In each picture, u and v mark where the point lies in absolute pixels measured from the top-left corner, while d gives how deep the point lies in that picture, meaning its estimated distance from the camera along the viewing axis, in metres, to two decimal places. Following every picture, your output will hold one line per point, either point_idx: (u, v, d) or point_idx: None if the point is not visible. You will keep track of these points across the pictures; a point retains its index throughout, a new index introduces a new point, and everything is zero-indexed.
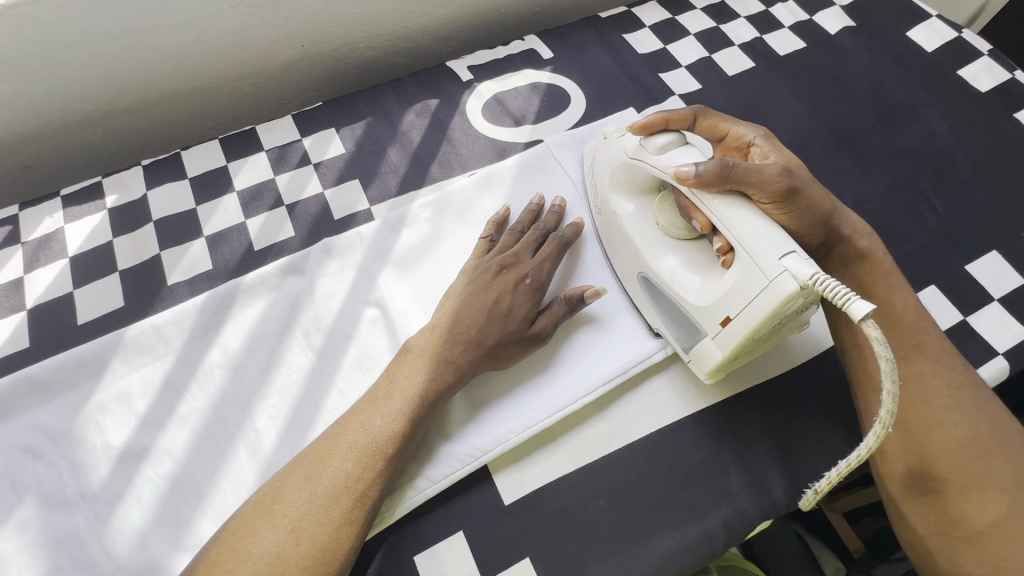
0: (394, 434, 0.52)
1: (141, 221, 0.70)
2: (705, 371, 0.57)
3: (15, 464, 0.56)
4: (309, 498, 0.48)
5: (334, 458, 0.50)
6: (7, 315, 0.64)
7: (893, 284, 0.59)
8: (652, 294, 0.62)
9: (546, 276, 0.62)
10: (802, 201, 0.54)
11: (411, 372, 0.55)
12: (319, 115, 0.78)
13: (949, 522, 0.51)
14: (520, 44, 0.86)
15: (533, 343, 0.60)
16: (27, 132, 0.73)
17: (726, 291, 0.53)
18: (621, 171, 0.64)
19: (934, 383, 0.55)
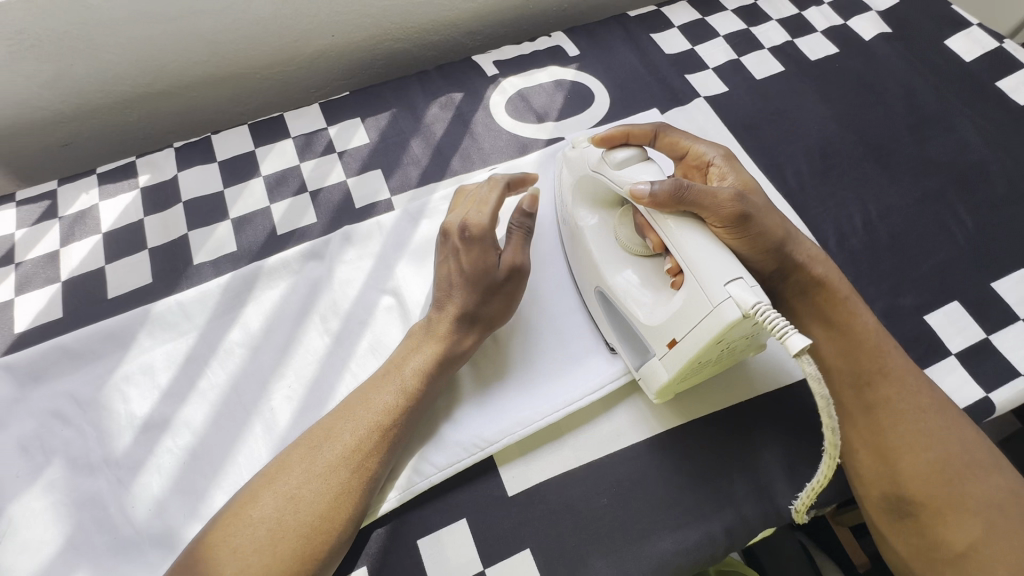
0: (394, 411, 0.53)
1: (171, 201, 0.72)
2: (654, 390, 0.57)
3: (45, 428, 0.59)
4: (309, 468, 0.50)
5: (335, 432, 0.52)
6: (43, 286, 0.67)
7: (853, 310, 0.58)
8: (607, 311, 0.62)
9: (488, 215, 0.60)
10: (755, 225, 0.54)
11: (410, 357, 0.57)
12: (346, 105, 0.79)
13: (929, 546, 0.52)
14: (546, 40, 0.86)
15: (512, 277, 0.60)
16: (69, 111, 0.76)
17: (673, 314, 0.53)
18: (582, 182, 0.64)
19: (902, 408, 0.54)
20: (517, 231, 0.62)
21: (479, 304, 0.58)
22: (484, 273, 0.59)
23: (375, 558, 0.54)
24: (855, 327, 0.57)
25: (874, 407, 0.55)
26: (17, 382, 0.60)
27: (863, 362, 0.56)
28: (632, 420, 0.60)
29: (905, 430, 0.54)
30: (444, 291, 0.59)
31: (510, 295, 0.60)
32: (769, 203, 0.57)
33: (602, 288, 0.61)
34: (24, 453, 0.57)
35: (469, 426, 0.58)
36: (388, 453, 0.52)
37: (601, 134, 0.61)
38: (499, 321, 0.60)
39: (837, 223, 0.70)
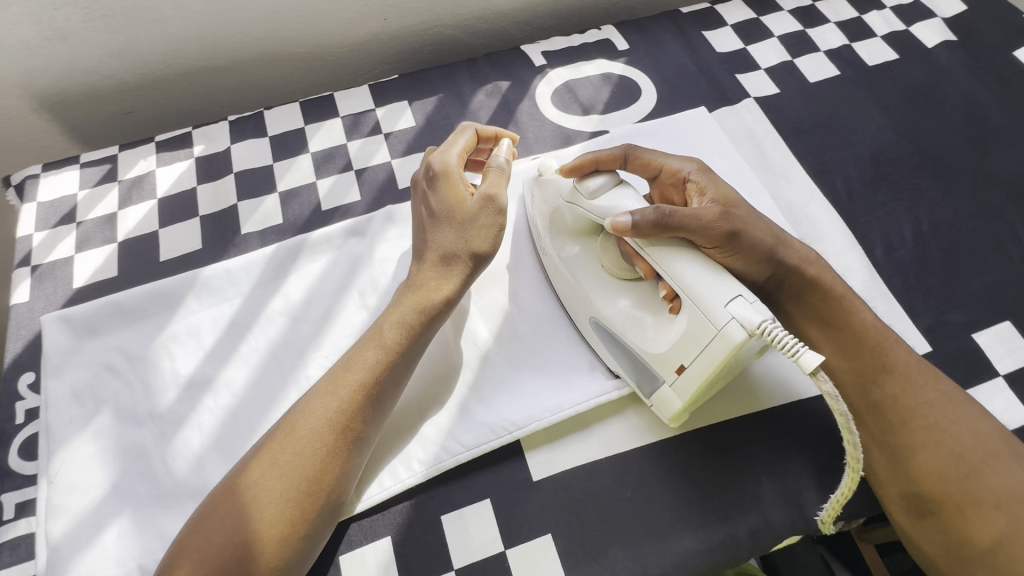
0: (376, 370, 0.53)
1: (223, 172, 0.75)
2: (671, 415, 0.56)
3: (97, 378, 0.62)
4: (294, 434, 0.50)
5: (319, 399, 0.52)
6: (101, 245, 0.70)
7: (848, 313, 0.58)
8: (604, 339, 0.60)
9: (456, 152, 0.60)
10: (743, 234, 0.54)
11: (390, 316, 0.56)
12: (395, 88, 0.81)
13: (956, 542, 0.51)
14: (596, 33, 0.85)
15: (485, 208, 0.58)
16: (132, 81, 0.79)
17: (677, 340, 0.53)
18: (557, 208, 0.62)
19: (907, 406, 0.54)
20: (494, 168, 0.59)
21: (455, 240, 0.58)
22: (454, 209, 0.58)
23: (399, 529, 0.55)
24: (849, 337, 0.57)
25: (878, 407, 0.55)
26: (73, 334, 0.64)
27: (868, 366, 0.56)
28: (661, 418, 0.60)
29: (915, 426, 0.54)
30: (431, 233, 0.59)
31: (488, 224, 0.58)
32: (750, 209, 0.57)
33: (598, 318, 0.60)
34: (77, 400, 0.60)
35: (497, 410, 0.58)
36: (371, 411, 0.53)
37: (569, 164, 0.60)
38: (481, 250, 0.58)
39: (885, 234, 0.68)
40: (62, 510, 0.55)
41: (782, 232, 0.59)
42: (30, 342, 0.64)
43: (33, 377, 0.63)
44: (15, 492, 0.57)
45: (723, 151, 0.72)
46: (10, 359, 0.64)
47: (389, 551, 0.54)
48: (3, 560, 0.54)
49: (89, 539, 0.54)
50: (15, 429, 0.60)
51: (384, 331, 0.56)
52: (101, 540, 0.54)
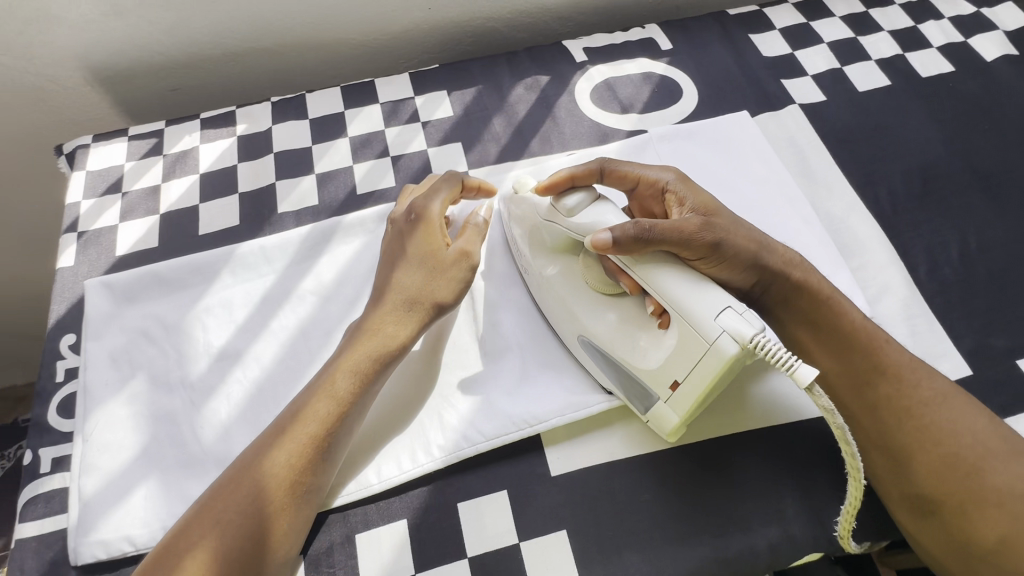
0: (328, 422, 0.52)
1: (263, 151, 0.76)
2: (671, 431, 0.56)
3: (134, 344, 0.64)
4: (241, 498, 0.48)
5: (265, 457, 0.50)
6: (144, 216, 0.72)
7: (835, 322, 0.56)
8: (594, 357, 0.59)
9: (440, 199, 0.61)
10: (725, 243, 0.54)
11: (344, 363, 0.55)
12: (435, 77, 0.81)
13: (963, 543, 0.50)
14: (640, 31, 0.85)
15: (458, 261, 0.59)
16: (182, 59, 0.81)
17: (669, 356, 0.53)
18: (534, 227, 0.62)
19: (904, 410, 0.53)
20: (472, 227, 0.62)
21: (422, 285, 0.58)
22: (428, 256, 0.59)
23: (416, 512, 0.55)
24: (837, 347, 0.56)
25: (874, 406, 0.54)
26: (113, 300, 0.66)
27: (863, 374, 0.55)
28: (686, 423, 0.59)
29: (911, 428, 0.53)
30: (399, 275, 0.59)
31: (456, 279, 0.59)
32: (727, 214, 0.57)
33: (587, 337, 0.59)
34: (113, 364, 0.62)
35: (518, 403, 0.58)
36: (324, 461, 0.52)
37: (544, 183, 0.60)
38: (444, 300, 0.59)
39: (930, 251, 0.66)
40: (96, 468, 0.57)
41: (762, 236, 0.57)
42: (72, 306, 0.67)
43: (74, 339, 0.65)
44: (52, 448, 0.60)
45: (764, 156, 0.71)
46: (53, 320, 0.66)
47: (404, 533, 0.55)
48: (37, 511, 0.56)
49: (118, 499, 0.56)
50: (55, 388, 0.63)
51: (336, 379, 0.54)
52: (129, 500, 0.56)
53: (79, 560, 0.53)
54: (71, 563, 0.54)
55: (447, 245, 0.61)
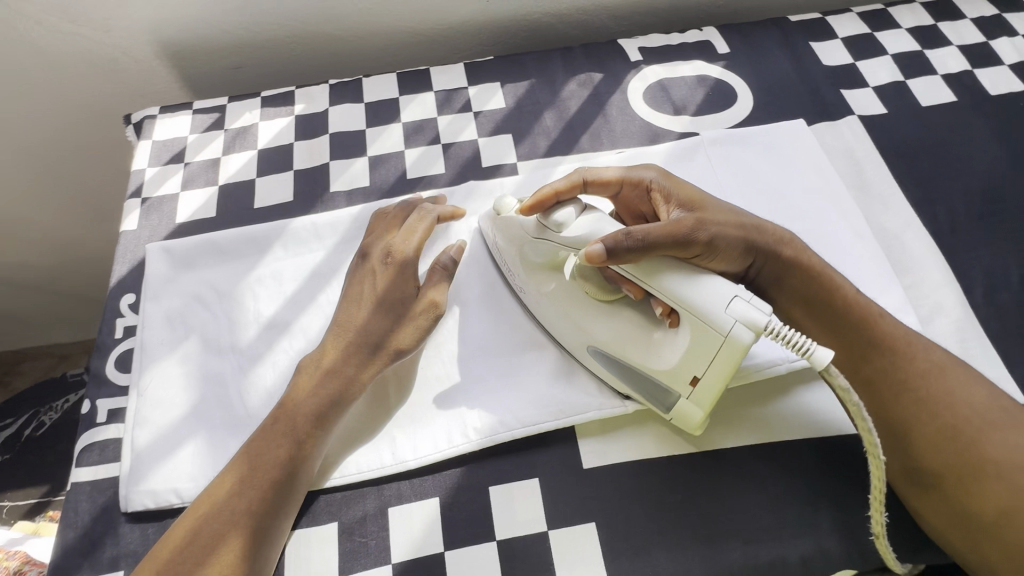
0: (284, 460, 0.53)
1: (318, 131, 0.78)
2: (694, 428, 0.56)
3: (188, 307, 0.67)
4: (200, 543, 0.50)
5: (222, 500, 0.52)
6: (203, 186, 0.75)
7: (829, 300, 0.57)
8: (606, 364, 0.59)
9: (414, 243, 0.62)
10: (722, 233, 0.55)
11: (301, 401, 0.56)
12: (490, 69, 0.82)
13: (962, 516, 0.50)
14: (697, 34, 0.84)
15: (426, 309, 0.60)
16: (248, 38, 0.84)
17: (684, 352, 0.53)
18: (521, 245, 0.61)
19: (901, 384, 0.54)
20: (441, 270, 0.63)
21: (388, 328, 0.59)
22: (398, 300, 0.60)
23: (447, 491, 0.57)
24: (833, 328, 0.57)
25: (871, 380, 0.55)
26: (171, 264, 0.69)
27: (858, 354, 0.56)
28: (721, 426, 0.59)
29: (907, 400, 0.54)
30: (363, 316, 0.60)
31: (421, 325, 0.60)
32: (714, 200, 0.59)
33: (596, 346, 0.59)
34: (168, 324, 0.65)
35: (555, 393, 0.59)
36: (283, 500, 0.53)
37: (528, 202, 0.60)
38: (407, 346, 0.59)
39: (989, 273, 0.64)
40: (148, 422, 0.60)
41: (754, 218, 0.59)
42: (133, 267, 0.70)
43: (133, 299, 0.69)
44: (108, 399, 0.63)
45: (817, 166, 0.70)
46: (116, 279, 0.70)
47: (435, 510, 0.56)
48: (93, 458, 0.60)
49: (167, 453, 0.58)
50: (114, 343, 0.66)
51: (292, 418, 0.55)
52: (178, 455, 0.58)
53: (129, 507, 0.56)
54: (122, 509, 0.57)
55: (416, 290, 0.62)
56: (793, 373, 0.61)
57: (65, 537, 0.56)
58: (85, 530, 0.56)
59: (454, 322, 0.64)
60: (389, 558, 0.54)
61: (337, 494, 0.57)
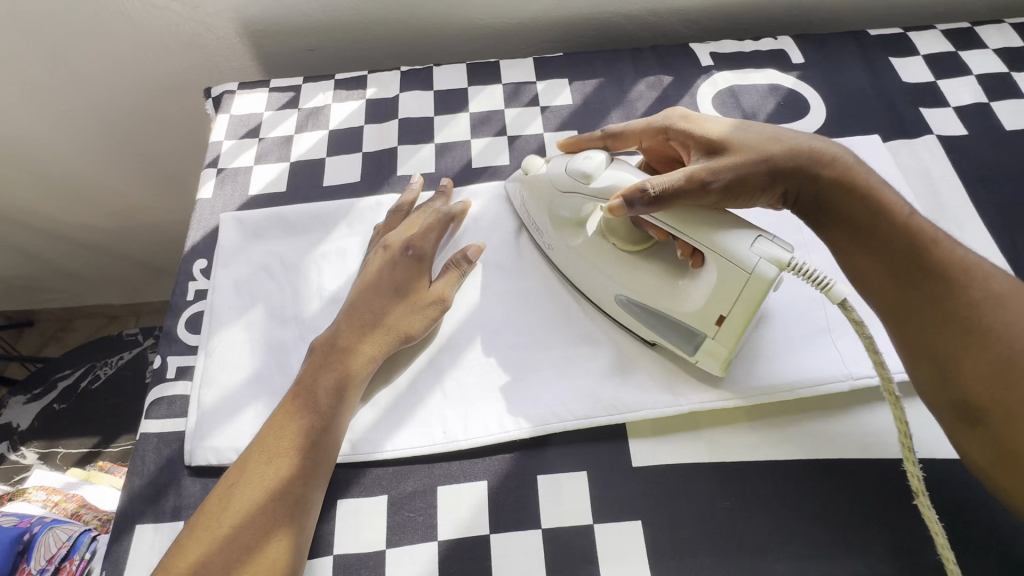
0: (307, 431, 0.55)
1: (388, 116, 0.80)
2: (716, 368, 0.58)
3: (256, 276, 0.69)
4: (235, 515, 0.51)
5: (251, 473, 0.53)
6: (275, 161, 0.78)
7: (861, 218, 0.54)
8: (637, 316, 0.61)
9: (429, 241, 0.67)
10: (739, 160, 0.55)
11: (321, 377, 0.58)
12: (559, 66, 0.83)
13: (1008, 453, 0.46)
14: (771, 42, 0.83)
15: (435, 301, 0.64)
16: (325, 23, 0.86)
17: (712, 292, 0.55)
18: (548, 201, 0.64)
19: (945, 305, 0.50)
20: (451, 267, 0.66)
21: (399, 315, 0.62)
22: (410, 290, 0.64)
23: (496, 476, 0.58)
24: (870, 250, 0.54)
25: (911, 301, 0.52)
26: (242, 234, 0.72)
27: (898, 277, 0.52)
28: (774, 439, 0.58)
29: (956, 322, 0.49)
30: (377, 301, 0.63)
31: (429, 316, 0.63)
32: (721, 125, 0.59)
33: (626, 297, 0.61)
34: (237, 291, 0.68)
35: (610, 387, 0.60)
36: (310, 471, 0.54)
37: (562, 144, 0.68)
38: (415, 333, 0.62)
39: None
40: (215, 382, 0.63)
41: (767, 133, 0.58)
42: (207, 234, 0.73)
43: (205, 264, 0.72)
44: (178, 357, 0.66)
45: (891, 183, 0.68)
46: (190, 245, 0.73)
47: (482, 493, 0.57)
48: (161, 412, 0.63)
49: (231, 413, 0.61)
50: (185, 304, 0.69)
51: (313, 392, 0.58)
52: (240, 416, 0.61)
53: (193, 461, 0.59)
54: (186, 463, 0.59)
55: (427, 284, 0.65)
56: (854, 392, 0.60)
57: (132, 484, 0.59)
58: (150, 479, 0.59)
59: (507, 311, 0.66)
60: (435, 535, 0.55)
61: (388, 468, 0.59)
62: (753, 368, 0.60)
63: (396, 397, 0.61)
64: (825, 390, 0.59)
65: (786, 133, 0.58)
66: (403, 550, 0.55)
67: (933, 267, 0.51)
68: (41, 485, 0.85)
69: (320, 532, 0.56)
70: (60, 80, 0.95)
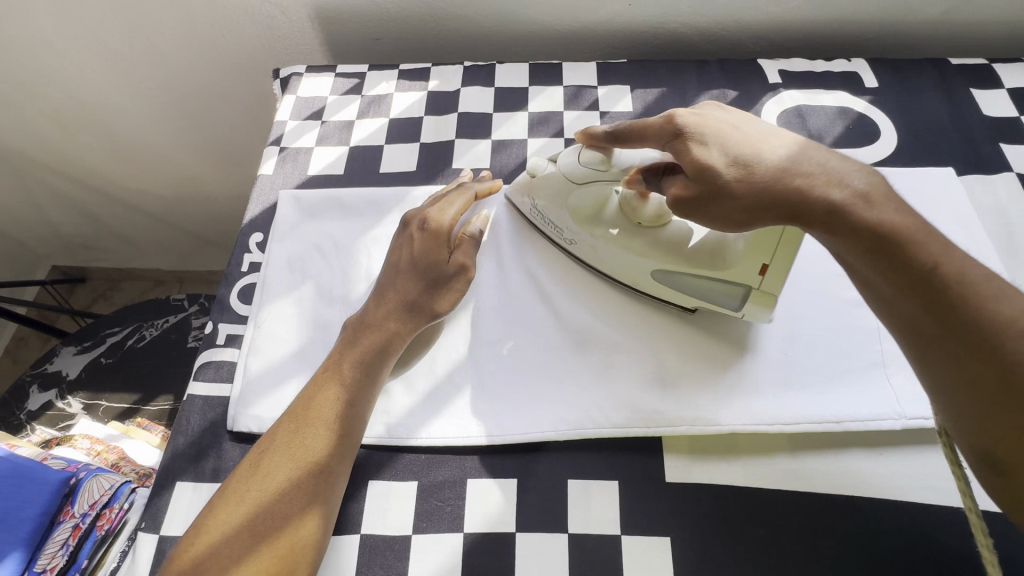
0: (336, 403, 0.56)
1: (448, 109, 0.81)
2: (766, 314, 0.59)
3: (308, 255, 0.71)
4: (262, 482, 0.51)
5: (278, 443, 0.53)
6: (335, 145, 0.80)
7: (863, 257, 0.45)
8: (672, 283, 0.62)
9: (451, 213, 0.64)
10: (718, 172, 0.49)
11: (349, 353, 0.59)
12: (623, 72, 0.82)
13: None
14: (844, 64, 0.81)
15: (458, 274, 0.62)
16: (394, 13, 0.87)
17: (751, 243, 0.55)
18: (564, 196, 0.64)
19: (975, 352, 0.40)
20: (469, 239, 0.64)
21: (421, 292, 0.61)
22: (434, 265, 0.62)
23: (527, 475, 0.57)
24: (882, 286, 0.44)
25: (928, 339, 0.42)
26: (298, 212, 0.74)
27: (918, 319, 0.43)
28: (815, 471, 0.56)
29: (982, 369, 0.40)
30: (401, 282, 0.62)
31: (457, 289, 0.62)
32: (708, 144, 0.50)
33: (662, 269, 0.61)
34: (289, 268, 0.70)
35: (649, 399, 0.59)
36: (339, 444, 0.54)
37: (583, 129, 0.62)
38: (441, 310, 0.62)
39: None
40: (262, 353, 0.64)
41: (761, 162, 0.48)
42: (265, 209, 0.76)
43: (261, 238, 0.74)
44: (228, 325, 0.68)
45: (960, 219, 0.67)
46: (248, 218, 0.75)
47: (511, 491, 0.57)
48: (209, 375, 0.65)
49: (273, 385, 0.63)
50: (239, 275, 0.72)
51: (343, 369, 0.58)
52: (282, 389, 0.62)
53: (235, 426, 0.61)
54: (229, 427, 0.61)
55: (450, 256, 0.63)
56: (904, 431, 0.58)
57: (177, 442, 0.61)
58: (193, 439, 0.61)
59: (549, 313, 0.66)
60: (462, 527, 0.55)
61: (420, 456, 0.59)
62: (798, 394, 0.59)
63: (433, 385, 0.62)
64: (874, 427, 0.57)
65: (781, 157, 0.48)
66: (429, 538, 0.55)
67: (966, 316, 0.41)
68: (86, 434, 0.89)
69: (348, 511, 0.57)
70: (138, 54, 0.98)
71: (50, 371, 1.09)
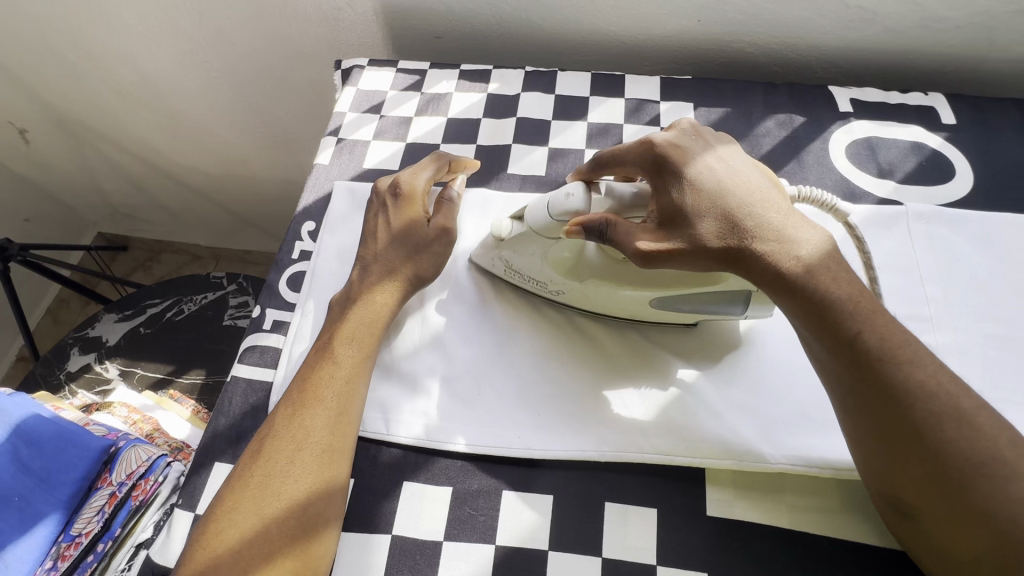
0: (338, 387, 0.55)
1: (507, 113, 0.81)
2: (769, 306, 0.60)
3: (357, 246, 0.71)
4: (269, 467, 0.51)
5: (280, 433, 0.53)
6: (391, 140, 0.80)
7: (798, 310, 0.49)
8: (675, 305, 0.60)
9: (423, 176, 0.66)
10: (692, 222, 0.50)
11: (343, 333, 0.59)
12: (686, 88, 0.81)
13: (934, 547, 0.46)
14: (921, 97, 0.78)
15: (438, 235, 0.64)
16: (459, 12, 0.87)
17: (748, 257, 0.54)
18: (540, 252, 0.61)
19: (891, 411, 0.45)
20: (447, 203, 0.66)
21: (402, 260, 0.62)
22: (412, 229, 0.63)
23: (564, 494, 0.56)
24: (816, 346, 0.49)
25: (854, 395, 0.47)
26: (352, 204, 0.74)
27: (843, 374, 0.48)
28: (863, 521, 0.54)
29: (896, 427, 0.45)
30: (382, 251, 0.63)
31: (438, 251, 0.64)
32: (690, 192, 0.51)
33: (658, 297, 0.59)
34: (339, 258, 0.70)
35: (694, 427, 0.57)
36: (342, 426, 0.54)
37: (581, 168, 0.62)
38: (421, 272, 0.63)
39: None
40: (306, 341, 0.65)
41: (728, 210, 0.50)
42: (319, 198, 0.76)
43: (312, 227, 0.75)
44: (275, 311, 0.69)
45: None
46: (303, 206, 0.76)
47: (546, 508, 0.56)
48: (253, 359, 0.65)
49: None
50: (289, 262, 0.72)
51: (336, 352, 0.58)
52: None
53: None
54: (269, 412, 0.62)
55: (427, 218, 0.65)
56: None
57: (218, 423, 0.62)
58: (234, 421, 0.62)
59: (594, 330, 0.65)
60: (493, 539, 0.54)
61: (457, 461, 0.58)
62: None
63: (472, 390, 0.61)
64: None
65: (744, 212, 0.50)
66: (458, 547, 0.54)
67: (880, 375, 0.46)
68: (123, 402, 0.91)
69: (382, 510, 0.56)
70: (204, 33, 1.00)
71: (91, 336, 1.12)
